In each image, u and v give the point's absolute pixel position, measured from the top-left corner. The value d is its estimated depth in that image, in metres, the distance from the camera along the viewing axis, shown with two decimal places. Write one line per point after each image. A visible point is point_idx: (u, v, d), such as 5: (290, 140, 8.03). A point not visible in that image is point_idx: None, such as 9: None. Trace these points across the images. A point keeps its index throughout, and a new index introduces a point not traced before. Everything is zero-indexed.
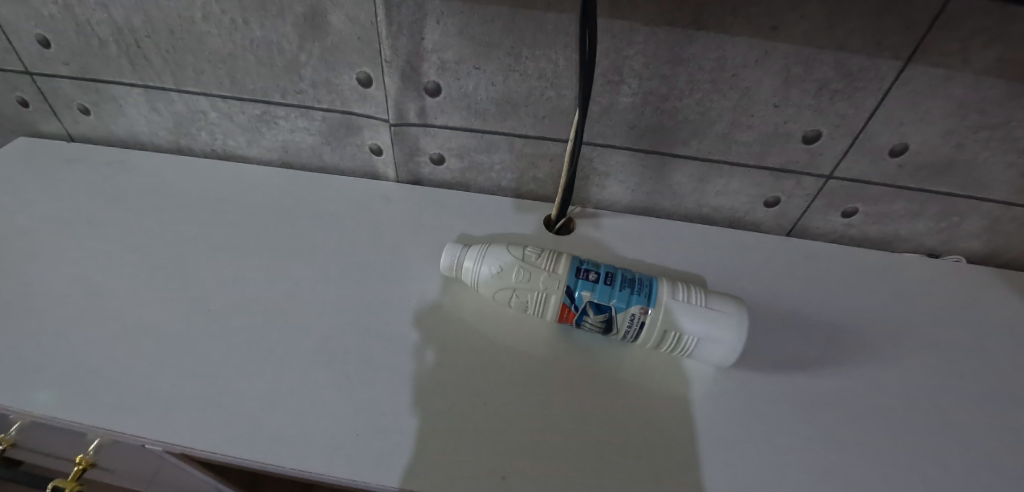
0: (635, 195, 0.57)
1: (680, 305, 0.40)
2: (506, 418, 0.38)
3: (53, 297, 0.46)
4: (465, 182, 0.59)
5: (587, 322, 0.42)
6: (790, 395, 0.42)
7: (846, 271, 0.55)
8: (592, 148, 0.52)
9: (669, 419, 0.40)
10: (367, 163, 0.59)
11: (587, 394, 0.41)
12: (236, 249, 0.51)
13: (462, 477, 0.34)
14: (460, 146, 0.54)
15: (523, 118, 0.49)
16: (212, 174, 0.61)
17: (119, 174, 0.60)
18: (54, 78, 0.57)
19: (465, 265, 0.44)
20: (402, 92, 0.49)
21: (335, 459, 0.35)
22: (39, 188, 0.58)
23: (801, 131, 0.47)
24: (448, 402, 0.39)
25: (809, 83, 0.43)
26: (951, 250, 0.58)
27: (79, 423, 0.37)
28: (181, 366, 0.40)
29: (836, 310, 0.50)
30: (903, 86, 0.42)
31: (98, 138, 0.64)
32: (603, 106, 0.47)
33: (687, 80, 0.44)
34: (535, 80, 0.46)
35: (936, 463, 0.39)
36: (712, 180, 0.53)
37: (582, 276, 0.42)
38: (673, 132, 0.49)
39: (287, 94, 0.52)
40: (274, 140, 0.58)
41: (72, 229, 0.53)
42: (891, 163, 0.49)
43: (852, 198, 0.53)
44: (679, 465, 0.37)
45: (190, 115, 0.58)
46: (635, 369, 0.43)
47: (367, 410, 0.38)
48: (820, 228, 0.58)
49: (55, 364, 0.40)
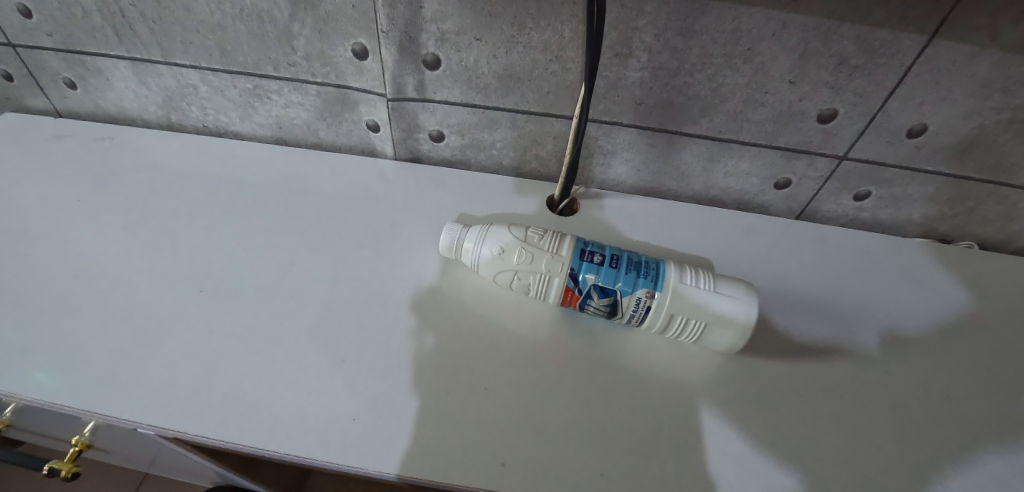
0: (641, 175, 0.55)
1: (688, 289, 0.37)
2: (508, 404, 0.37)
3: (42, 277, 0.44)
4: (465, 160, 0.57)
5: (592, 306, 0.39)
6: (798, 382, 0.41)
7: (857, 257, 0.54)
8: (598, 126, 0.50)
9: (673, 408, 0.38)
10: (364, 139, 0.57)
11: (589, 382, 0.39)
12: (227, 230, 0.50)
13: (462, 465, 0.34)
14: (460, 122, 0.52)
15: (526, 93, 0.47)
16: (203, 151, 0.59)
17: (110, 151, 0.58)
18: (38, 50, 0.55)
19: (465, 246, 0.42)
20: (400, 64, 0.47)
21: (332, 445, 0.34)
22: (27, 165, 0.56)
23: (816, 109, 0.45)
24: (448, 389, 0.38)
25: (828, 58, 0.41)
26: (963, 236, 0.57)
27: (70, 407, 0.36)
28: (172, 350, 0.39)
29: (847, 298, 0.49)
30: (927, 62, 0.40)
31: (87, 113, 0.62)
32: (611, 81, 0.45)
33: (698, 53, 0.42)
34: (539, 52, 0.44)
35: (944, 453, 0.38)
36: (722, 160, 0.51)
37: (587, 258, 0.39)
38: (683, 109, 0.47)
39: (279, 67, 0.50)
40: (267, 115, 0.56)
41: (61, 207, 0.51)
42: (909, 144, 0.47)
43: (866, 180, 0.52)
44: (684, 456, 0.36)
45: (180, 89, 0.56)
46: (639, 355, 0.42)
47: (367, 394, 0.37)
48: (831, 212, 0.56)
49: (46, 345, 0.39)
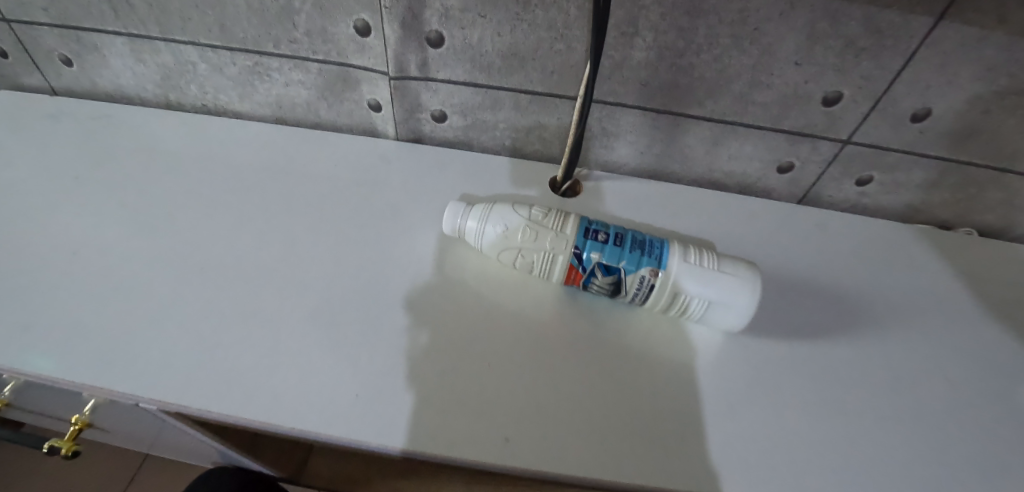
0: (644, 158, 0.54)
1: (693, 268, 0.37)
2: (512, 381, 0.37)
3: (41, 255, 0.44)
4: (467, 141, 0.56)
5: (595, 284, 0.39)
6: (798, 363, 0.42)
7: (858, 242, 0.54)
8: (601, 107, 0.49)
9: (676, 387, 0.39)
10: (365, 119, 0.56)
11: (592, 360, 0.40)
12: (228, 210, 0.49)
13: (467, 440, 0.34)
14: (463, 102, 0.51)
15: (530, 73, 0.47)
16: (202, 131, 0.58)
17: (107, 131, 0.57)
18: (32, 26, 0.54)
19: (468, 224, 0.41)
20: (403, 41, 0.46)
21: (337, 421, 0.34)
22: (23, 144, 0.55)
23: (822, 92, 0.45)
24: (452, 366, 0.38)
25: (836, 39, 0.41)
26: (963, 223, 0.57)
27: (73, 382, 0.36)
28: (173, 327, 0.39)
29: (846, 281, 0.49)
30: (935, 45, 0.40)
31: (83, 91, 0.61)
32: (616, 61, 0.45)
33: (705, 33, 0.41)
34: (544, 31, 0.43)
35: (938, 432, 0.39)
36: (726, 143, 0.51)
37: (591, 236, 0.38)
38: (688, 91, 0.46)
39: (280, 44, 0.49)
40: (267, 93, 0.56)
41: (58, 186, 0.51)
42: (913, 129, 0.47)
43: (869, 165, 0.52)
44: (687, 433, 0.36)
45: (179, 66, 0.55)
46: (641, 334, 0.42)
47: (370, 371, 0.37)
48: (833, 197, 0.56)
49: (47, 322, 0.39)
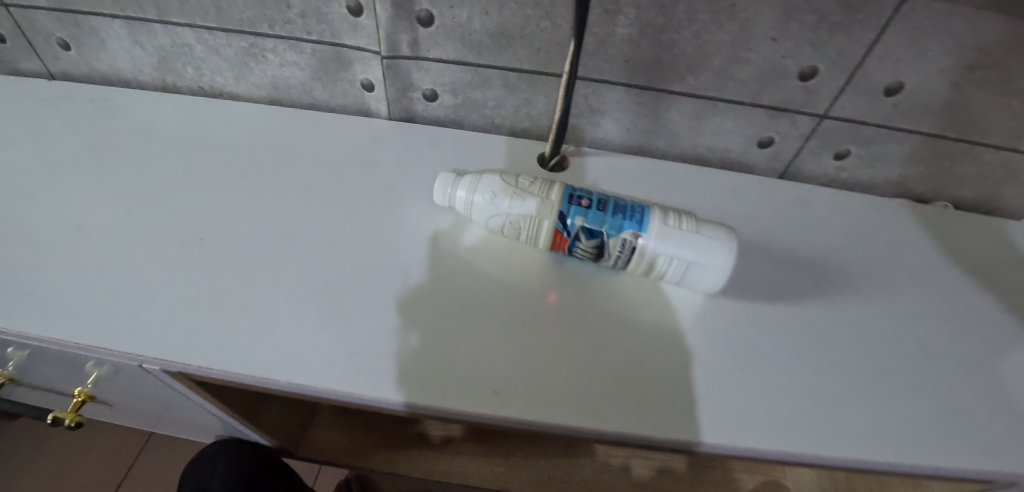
0: (630, 135, 0.56)
1: (672, 231, 0.38)
2: (501, 341, 0.39)
3: (43, 230, 0.45)
4: (459, 119, 0.58)
5: (579, 249, 0.41)
6: (776, 323, 0.44)
7: (837, 214, 0.56)
8: (586, 84, 0.51)
9: (659, 345, 0.41)
10: (359, 99, 0.58)
11: (578, 322, 0.41)
12: (227, 187, 0.51)
13: (458, 393, 0.36)
14: (453, 80, 0.53)
15: (518, 51, 0.49)
16: (198, 111, 0.59)
17: (104, 112, 0.59)
18: (31, 10, 0.55)
19: (459, 194, 0.43)
20: (394, 21, 0.47)
21: (336, 377, 0.36)
22: (22, 125, 0.56)
23: (797, 67, 0.47)
24: (444, 327, 0.40)
25: (810, 14, 0.42)
26: (939, 196, 0.59)
27: (80, 343, 0.37)
28: (175, 293, 0.41)
29: (824, 249, 0.51)
30: (904, 19, 0.42)
31: (81, 75, 0.63)
32: (600, 38, 0.46)
33: (685, 10, 0.43)
34: (530, 8, 0.44)
35: (909, 387, 0.41)
36: (708, 118, 0.53)
37: (575, 202, 0.40)
38: (670, 67, 0.48)
39: (274, 25, 0.51)
40: (263, 75, 0.57)
41: (58, 164, 0.52)
42: (886, 103, 0.49)
43: (846, 140, 0.53)
44: (670, 386, 0.38)
45: (176, 49, 0.56)
46: (626, 297, 0.44)
47: (366, 332, 0.39)
48: (813, 171, 0.58)
49: (51, 290, 0.40)
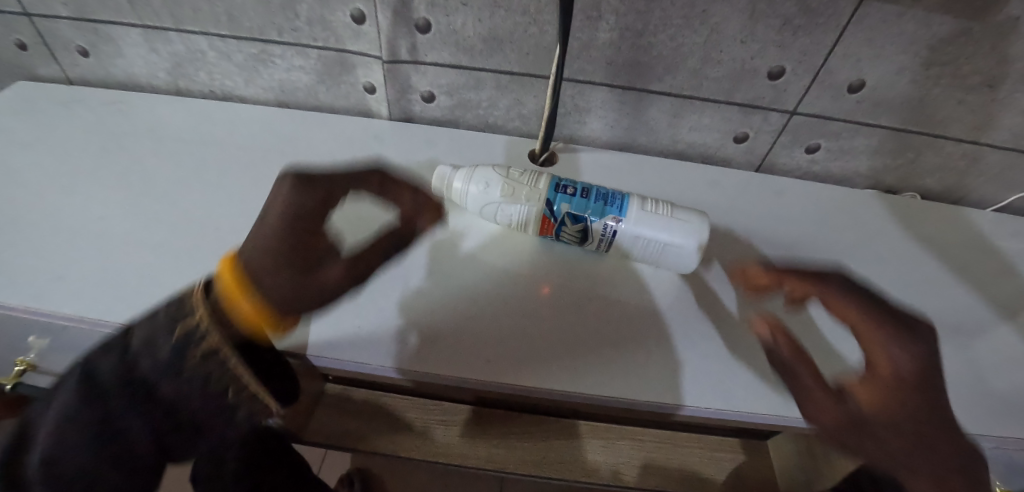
0: (614, 131, 0.60)
1: (648, 215, 0.43)
2: (494, 317, 0.43)
3: (65, 221, 0.48)
4: (454, 119, 0.62)
5: (565, 233, 0.45)
6: (751, 302, 0.47)
7: (810, 203, 0.59)
8: (573, 85, 0.55)
9: (640, 320, 0.44)
10: (361, 101, 0.61)
11: (565, 300, 0.45)
12: (236, 181, 0.54)
13: (454, 363, 0.39)
14: (449, 82, 0.57)
15: (508, 54, 0.52)
16: (208, 111, 0.63)
17: (117, 113, 0.62)
18: (54, 19, 0.59)
19: (454, 185, 0.46)
20: (394, 27, 0.51)
21: (342, 349, 0.39)
22: (41, 126, 0.59)
23: (767, 66, 0.51)
24: (440, 305, 0.43)
25: (774, 18, 0.46)
26: (908, 187, 0.63)
27: (105, 322, 0.40)
28: (192, 277, 0.44)
29: (798, 235, 0.55)
30: (860, 21, 0.46)
31: (96, 80, 0.66)
32: (584, 42, 0.50)
33: (660, 15, 0.47)
34: (519, 15, 0.48)
35: None
36: (687, 115, 0.57)
37: (561, 190, 0.44)
38: (649, 67, 0.52)
39: (283, 32, 0.55)
40: (271, 79, 0.61)
41: (76, 161, 0.55)
42: (851, 99, 0.53)
43: (816, 134, 0.57)
44: (648, 356, 0.41)
45: (189, 55, 0.60)
46: (610, 277, 0.47)
47: (368, 311, 0.42)
48: (787, 164, 0.62)
49: (75, 275, 0.43)
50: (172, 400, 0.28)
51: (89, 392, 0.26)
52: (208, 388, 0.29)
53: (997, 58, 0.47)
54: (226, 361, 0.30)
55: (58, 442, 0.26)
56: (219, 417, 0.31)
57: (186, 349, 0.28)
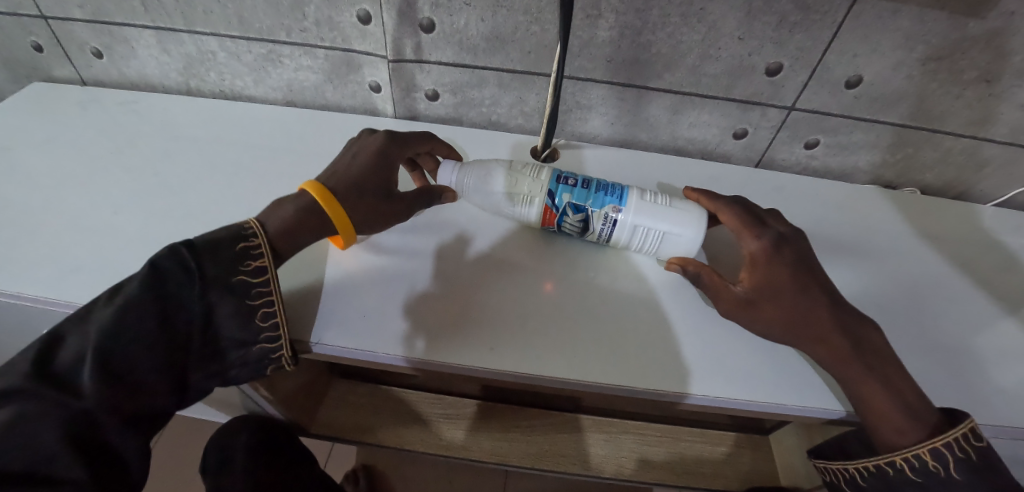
0: (615, 128, 0.61)
1: (648, 205, 0.43)
2: (495, 305, 0.44)
3: (82, 215, 0.50)
4: (458, 117, 0.63)
5: (567, 223, 0.46)
6: None
7: (811, 196, 0.60)
8: (574, 82, 0.56)
9: (638, 311, 0.45)
10: (366, 100, 0.63)
11: (566, 290, 0.46)
12: (244, 175, 0.55)
13: (458, 350, 0.40)
14: (453, 81, 0.58)
15: (511, 52, 0.54)
16: (218, 110, 0.64)
17: (130, 112, 0.63)
18: (69, 22, 0.61)
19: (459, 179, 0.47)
20: (399, 27, 0.53)
21: (350, 337, 0.40)
22: (57, 124, 0.61)
23: (764, 63, 0.52)
24: (443, 294, 0.44)
25: (771, 15, 0.47)
26: (907, 182, 0.63)
27: None
28: None
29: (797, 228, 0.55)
30: (856, 18, 0.47)
31: (109, 81, 0.68)
32: (584, 40, 0.51)
33: (659, 14, 0.48)
34: (521, 15, 0.50)
35: None
36: (687, 111, 0.58)
37: (563, 181, 0.45)
38: (649, 65, 0.53)
39: (291, 33, 0.56)
40: (279, 79, 0.63)
41: (91, 158, 0.57)
42: (848, 95, 0.54)
43: (814, 129, 0.58)
44: (647, 345, 0.42)
45: (200, 55, 0.62)
46: (610, 269, 0.48)
47: (374, 301, 0.43)
48: (786, 160, 0.62)
49: (93, 267, 0.45)
50: (214, 307, 0.34)
51: (156, 283, 0.32)
52: (247, 302, 0.35)
53: (993, 52, 0.48)
54: (267, 281, 0.36)
55: (120, 323, 0.30)
56: (244, 336, 0.35)
57: (241, 259, 0.35)
